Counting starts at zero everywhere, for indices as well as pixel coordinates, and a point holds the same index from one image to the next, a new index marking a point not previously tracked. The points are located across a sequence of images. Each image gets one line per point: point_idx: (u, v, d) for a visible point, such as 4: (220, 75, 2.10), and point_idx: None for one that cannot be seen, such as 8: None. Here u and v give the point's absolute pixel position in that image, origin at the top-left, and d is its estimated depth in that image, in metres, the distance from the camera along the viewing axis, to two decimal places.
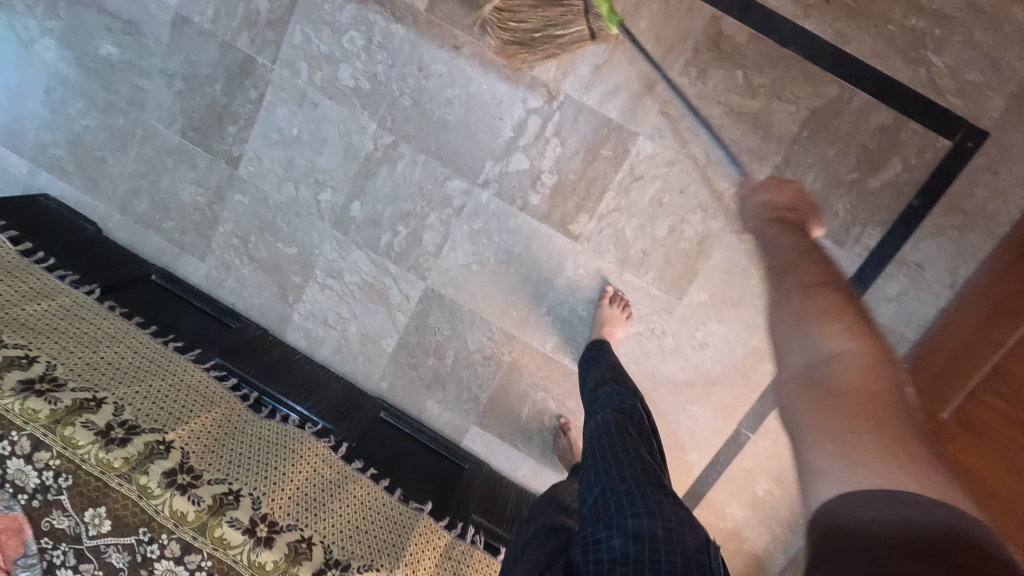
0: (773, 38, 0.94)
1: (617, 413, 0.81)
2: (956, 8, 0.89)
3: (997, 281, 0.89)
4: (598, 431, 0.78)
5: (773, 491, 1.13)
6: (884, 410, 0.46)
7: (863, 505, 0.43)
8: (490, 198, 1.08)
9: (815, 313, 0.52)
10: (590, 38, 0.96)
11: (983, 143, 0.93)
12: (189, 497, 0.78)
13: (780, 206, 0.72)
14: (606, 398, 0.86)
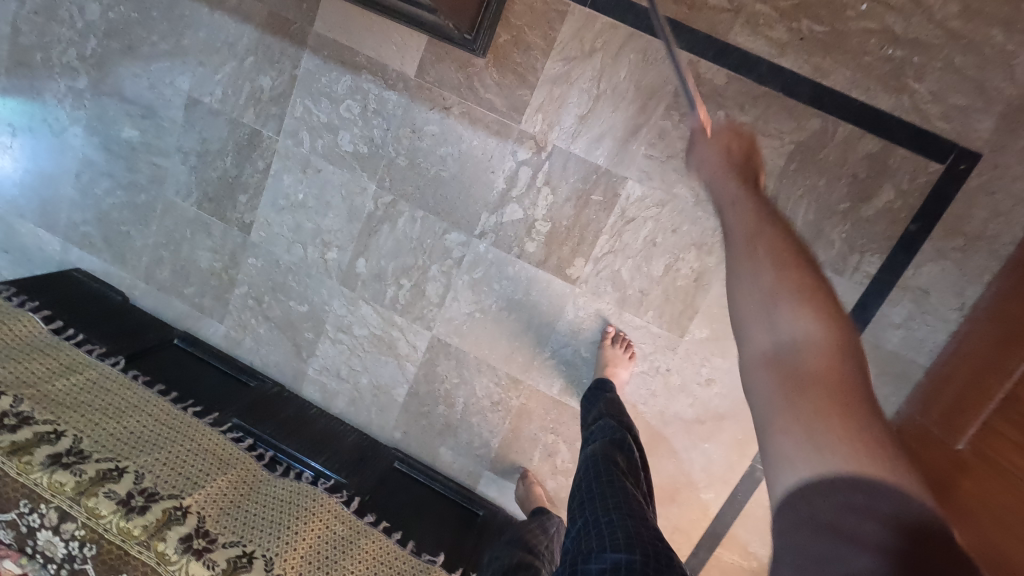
0: (752, 77, 0.95)
1: (606, 446, 0.84)
2: (934, 36, 0.89)
3: (1007, 300, 0.87)
4: (587, 466, 0.81)
5: None
6: (848, 395, 0.46)
7: (830, 484, 0.43)
8: (488, 248, 1.11)
9: (785, 294, 0.51)
10: None
11: (978, 164, 0.91)
12: (205, 561, 0.81)
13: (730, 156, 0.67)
14: (599, 431, 0.89)
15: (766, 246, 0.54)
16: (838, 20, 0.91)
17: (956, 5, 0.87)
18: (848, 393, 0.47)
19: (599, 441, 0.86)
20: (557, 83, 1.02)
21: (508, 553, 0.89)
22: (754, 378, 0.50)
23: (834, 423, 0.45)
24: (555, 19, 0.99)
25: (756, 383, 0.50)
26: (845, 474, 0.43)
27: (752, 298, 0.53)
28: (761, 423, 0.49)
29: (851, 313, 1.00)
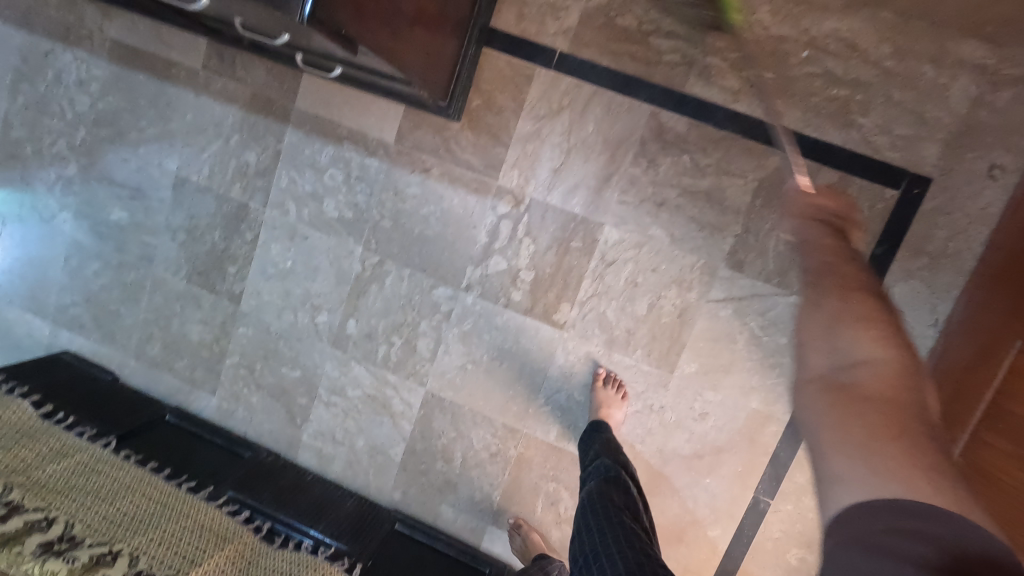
0: (711, 122, 1.02)
1: (600, 484, 0.89)
2: (872, 75, 0.96)
3: (984, 312, 0.90)
4: (586, 505, 0.87)
5: (806, 558, 1.09)
6: (908, 426, 0.43)
7: (885, 521, 0.40)
8: (475, 300, 1.14)
9: (851, 316, 0.46)
10: None
11: (930, 187, 0.97)
12: None
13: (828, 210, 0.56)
14: (595, 469, 0.94)
15: (835, 275, 0.49)
16: (783, 66, 0.98)
17: (888, 47, 0.95)
18: (910, 419, 0.43)
19: (593, 480, 0.92)
20: (529, 140, 1.07)
21: None
22: (810, 400, 0.46)
23: (895, 457, 0.41)
24: (523, 82, 1.06)
25: (809, 404, 0.45)
26: (899, 504, 0.40)
27: (809, 316, 0.48)
28: (813, 444, 0.45)
29: None
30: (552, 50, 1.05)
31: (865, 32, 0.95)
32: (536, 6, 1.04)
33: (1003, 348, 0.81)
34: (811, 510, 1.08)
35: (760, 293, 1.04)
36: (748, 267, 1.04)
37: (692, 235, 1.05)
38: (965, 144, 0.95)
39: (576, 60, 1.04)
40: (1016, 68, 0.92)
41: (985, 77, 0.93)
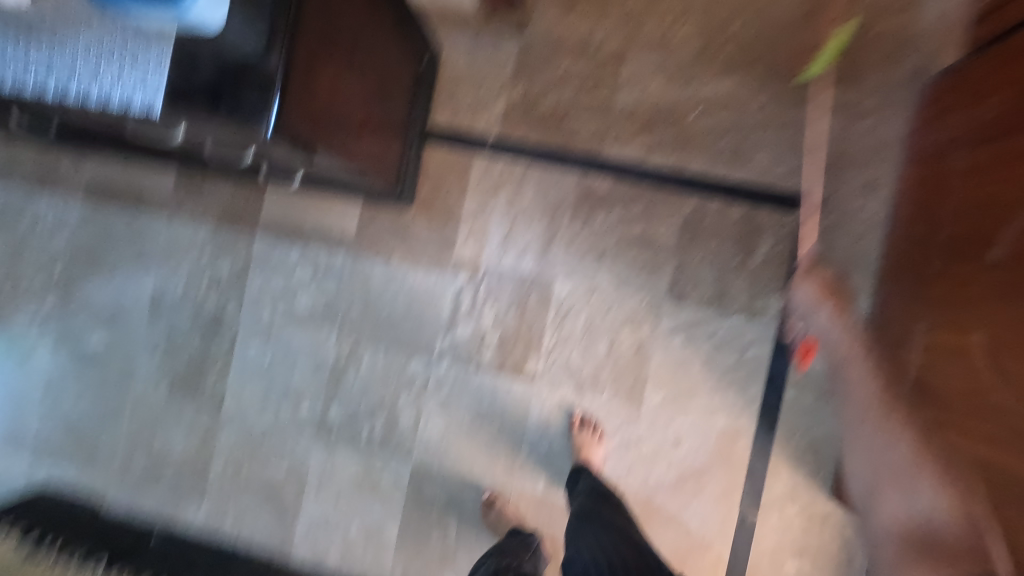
0: (631, 178, 1.17)
1: (591, 498, 1.03)
2: (755, 122, 1.14)
3: (886, 307, 1.05)
4: (579, 514, 1.02)
5: (803, 567, 1.12)
6: None
7: None
8: (449, 366, 1.21)
9: None
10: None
11: (825, 206, 1.13)
12: None
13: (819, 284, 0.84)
14: (585, 483, 1.07)
15: None
16: (681, 124, 1.16)
17: (763, 98, 1.14)
18: None
19: (584, 493, 1.05)
20: (476, 215, 1.20)
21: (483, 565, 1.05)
22: None
23: None
24: (464, 167, 1.20)
25: None
26: None
27: None
28: None
29: (775, 348, 1.13)
30: (485, 137, 1.20)
31: (742, 89, 1.14)
32: (465, 103, 1.21)
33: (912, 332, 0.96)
34: (796, 518, 1.13)
35: (703, 319, 1.15)
36: (688, 297, 1.15)
37: (634, 276, 1.17)
38: (844, 167, 1.12)
39: (507, 142, 1.20)
40: (868, 102, 1.11)
41: (845, 112, 1.12)
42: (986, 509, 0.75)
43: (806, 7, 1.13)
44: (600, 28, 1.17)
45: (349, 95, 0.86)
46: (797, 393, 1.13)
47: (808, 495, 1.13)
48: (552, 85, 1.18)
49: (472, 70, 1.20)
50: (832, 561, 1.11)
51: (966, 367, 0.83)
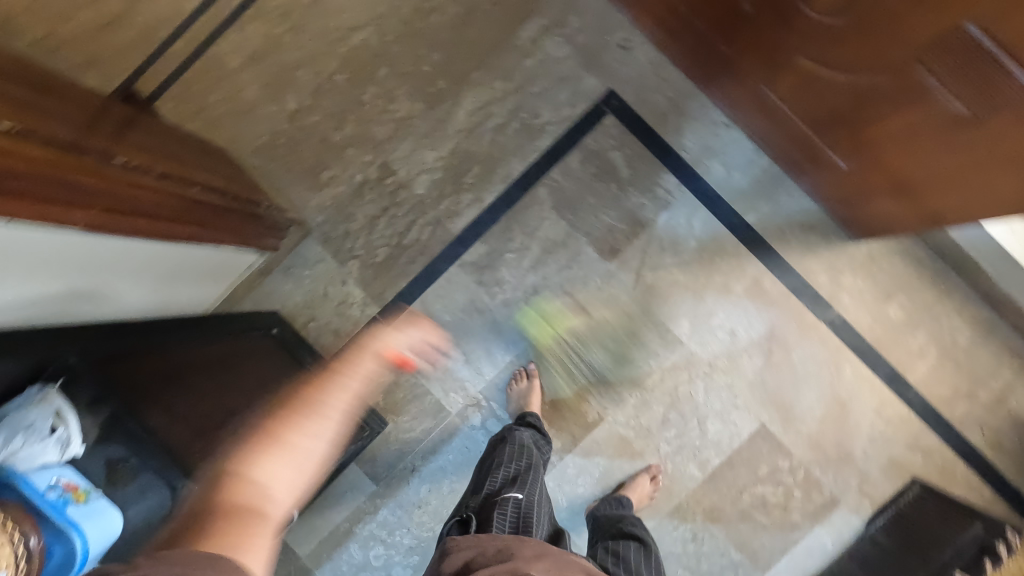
0: (489, 226, 1.19)
1: (492, 507, 0.84)
2: (514, 101, 1.19)
3: (730, 101, 1.10)
4: (477, 510, 0.86)
5: (903, 303, 1.14)
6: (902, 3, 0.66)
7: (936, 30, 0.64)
8: (580, 480, 1.18)
9: None
10: (187, 187, 0.84)
11: (619, 90, 1.18)
12: None
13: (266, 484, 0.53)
14: (527, 484, 0.89)
15: None
16: (475, 156, 1.19)
17: (499, 81, 1.19)
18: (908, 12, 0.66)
19: (510, 509, 0.83)
20: (432, 370, 1.19)
21: (476, 483, 0.95)
22: None
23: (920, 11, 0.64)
24: None
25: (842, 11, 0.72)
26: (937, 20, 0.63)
27: None
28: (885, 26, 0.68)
29: (707, 204, 1.17)
30: (373, 319, 1.20)
31: (481, 94, 1.19)
32: (332, 315, 1.20)
33: (763, 96, 1.01)
34: (858, 281, 1.15)
35: (644, 244, 1.17)
36: (619, 245, 1.17)
37: (572, 276, 1.18)
38: (597, 55, 1.18)
39: (389, 304, 1.20)
40: (559, 5, 1.18)
41: (555, 26, 1.18)
42: (942, 156, 0.79)
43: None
44: (353, 167, 1.21)
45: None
46: (754, 211, 1.16)
47: (846, 259, 1.15)
48: (370, 235, 1.20)
49: (310, 292, 1.20)
50: (913, 276, 1.14)
51: (818, 87, 0.88)
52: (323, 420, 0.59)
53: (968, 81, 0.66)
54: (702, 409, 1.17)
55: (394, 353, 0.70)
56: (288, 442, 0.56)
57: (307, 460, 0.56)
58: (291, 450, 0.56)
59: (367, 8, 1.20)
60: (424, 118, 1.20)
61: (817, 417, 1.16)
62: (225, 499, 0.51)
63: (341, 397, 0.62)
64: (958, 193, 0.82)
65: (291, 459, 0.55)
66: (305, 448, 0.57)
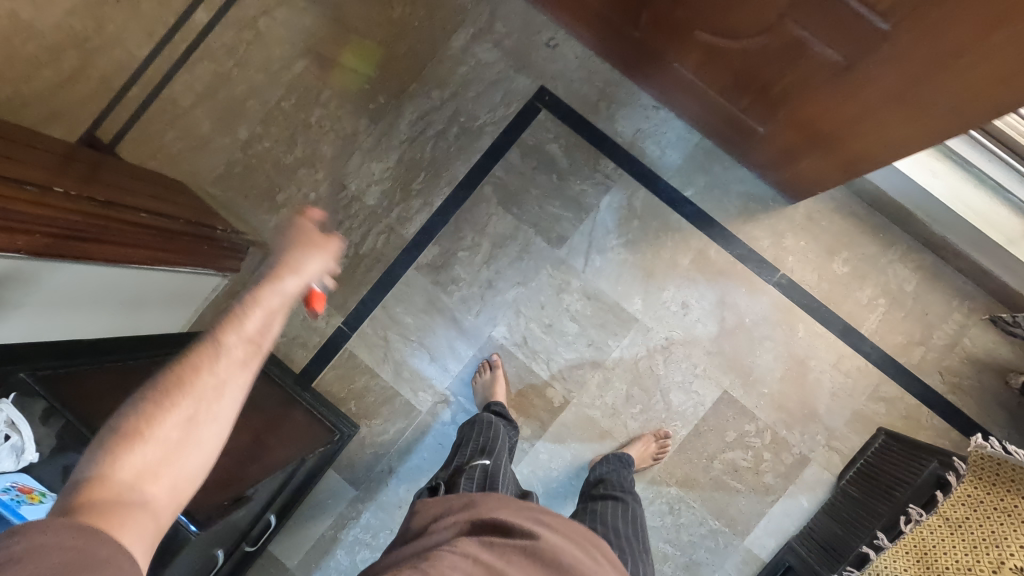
0: (440, 228, 1.24)
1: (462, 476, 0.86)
2: (451, 107, 1.25)
3: (654, 84, 1.15)
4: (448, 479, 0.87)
5: (848, 257, 1.17)
6: None
7: None
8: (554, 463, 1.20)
9: None
10: (149, 213, 0.91)
11: (549, 86, 1.23)
12: None
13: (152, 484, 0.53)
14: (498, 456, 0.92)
15: None
16: (420, 163, 1.25)
17: (435, 90, 1.25)
18: None
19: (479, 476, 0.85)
20: (400, 371, 1.23)
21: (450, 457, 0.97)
22: None
23: None
24: (354, 360, 1.24)
25: None
26: None
27: None
28: None
29: (646, 183, 1.21)
30: (339, 328, 1.24)
31: (420, 105, 1.25)
32: (300, 329, 1.25)
33: (679, 76, 1.06)
34: (800, 241, 1.18)
35: (590, 228, 1.21)
36: (566, 231, 1.21)
37: (524, 266, 1.22)
38: (526, 55, 1.24)
39: (353, 313, 1.24)
40: (485, 13, 1.25)
41: (483, 33, 1.25)
42: (839, 107, 0.83)
43: (383, 21, 1.26)
44: (306, 187, 1.26)
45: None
46: (691, 184, 1.20)
47: (786, 221, 1.18)
48: None
49: None
50: (853, 230, 1.17)
51: (720, 58, 0.92)
52: (201, 411, 0.58)
53: (835, 28, 0.70)
54: (664, 382, 1.19)
55: (284, 297, 0.68)
56: (156, 424, 0.55)
57: (178, 441, 0.56)
58: (159, 439, 0.55)
59: (306, 37, 1.27)
60: (375, 134, 1.26)
61: (778, 377, 1.17)
62: (98, 492, 0.51)
63: (225, 389, 0.60)
64: (864, 141, 0.85)
65: (155, 448, 0.55)
66: (183, 437, 0.56)
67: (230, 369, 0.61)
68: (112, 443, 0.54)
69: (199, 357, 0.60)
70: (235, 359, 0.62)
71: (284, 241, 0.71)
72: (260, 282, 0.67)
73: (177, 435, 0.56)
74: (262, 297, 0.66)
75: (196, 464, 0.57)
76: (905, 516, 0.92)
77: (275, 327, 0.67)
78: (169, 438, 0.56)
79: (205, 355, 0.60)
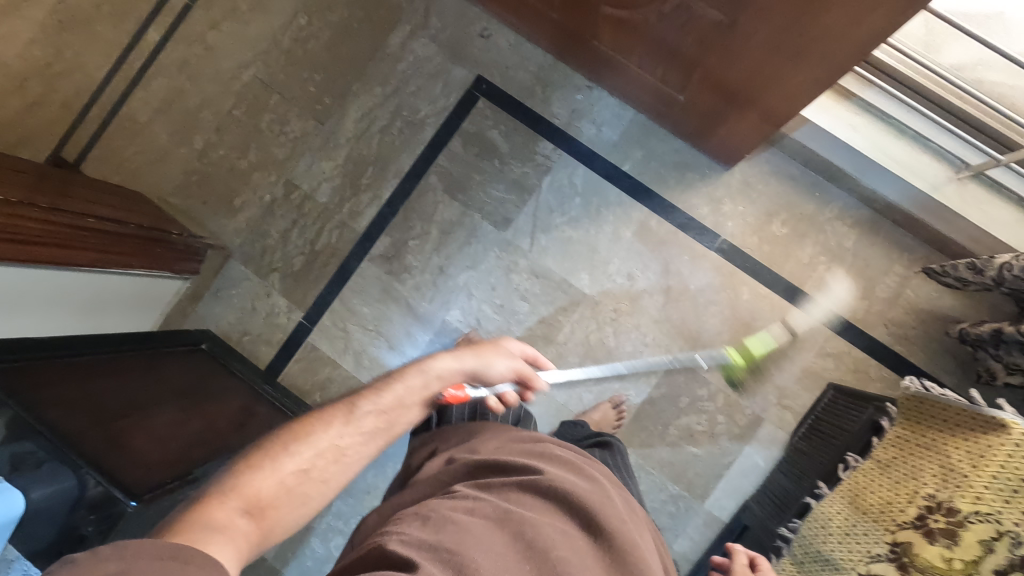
0: (390, 220, 1.28)
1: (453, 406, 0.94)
2: (393, 103, 1.29)
3: (583, 65, 1.19)
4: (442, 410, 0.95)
5: (787, 218, 1.19)
6: None
7: None
8: None
9: None
10: (99, 219, 0.96)
11: (486, 75, 1.27)
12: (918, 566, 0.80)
13: (255, 513, 0.58)
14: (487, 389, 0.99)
15: None
16: (367, 158, 1.29)
17: (377, 87, 1.30)
18: None
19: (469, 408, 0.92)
20: (360, 361, 1.27)
21: None
22: None
23: None
24: (315, 353, 1.28)
25: None
26: None
27: None
28: None
29: (585, 161, 1.24)
30: (300, 323, 1.29)
31: (363, 103, 1.30)
32: (262, 326, 1.29)
33: (601, 59, 1.11)
34: (739, 206, 1.20)
35: (534, 209, 1.25)
36: (511, 214, 1.25)
37: (473, 250, 1.26)
38: (461, 47, 1.28)
39: (312, 307, 1.29)
40: (420, 10, 1.29)
41: (419, 29, 1.29)
42: (737, 68, 0.88)
43: (324, 25, 1.31)
44: (261, 189, 1.32)
45: (155, 433, 0.88)
46: (629, 159, 1.23)
47: (724, 188, 1.21)
48: (285, 247, 1.30)
49: (239, 308, 1.30)
50: (789, 191, 1.19)
51: (628, 35, 0.98)
52: (319, 466, 0.64)
53: None
54: (615, 352, 1.22)
55: (438, 385, 0.76)
56: (279, 464, 0.62)
57: (290, 485, 0.62)
58: (272, 478, 0.61)
59: (252, 47, 1.33)
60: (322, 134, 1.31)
61: (726, 341, 1.20)
62: (215, 514, 0.55)
63: (343, 451, 0.67)
64: (770, 97, 0.90)
65: (268, 489, 0.60)
66: (295, 486, 0.62)
67: (359, 439, 0.68)
68: (237, 468, 0.61)
69: (325, 415, 0.68)
70: (365, 430, 0.69)
71: (473, 352, 0.82)
72: (412, 362, 0.77)
73: (289, 484, 0.62)
74: (407, 373, 0.75)
75: (298, 509, 0.62)
76: (843, 463, 0.93)
77: (412, 415, 0.73)
78: (281, 483, 0.62)
79: (333, 415, 0.68)
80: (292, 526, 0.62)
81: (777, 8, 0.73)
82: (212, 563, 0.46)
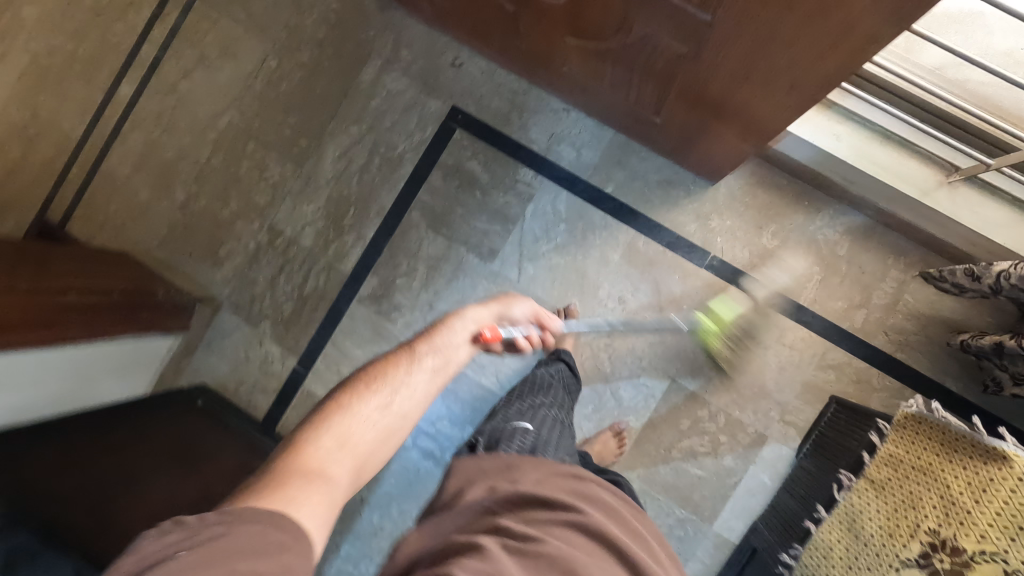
0: (375, 260, 1.27)
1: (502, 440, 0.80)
2: (370, 140, 1.28)
3: (558, 90, 1.17)
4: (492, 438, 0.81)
5: (777, 229, 1.16)
6: None
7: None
8: None
9: None
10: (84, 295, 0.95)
11: (460, 105, 1.25)
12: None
13: (334, 458, 0.65)
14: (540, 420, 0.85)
15: None
16: (348, 199, 1.28)
17: (352, 125, 1.28)
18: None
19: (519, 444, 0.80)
20: None
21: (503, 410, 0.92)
22: None
23: None
24: (311, 398, 1.28)
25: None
26: None
27: None
28: None
29: (567, 186, 1.22)
30: (294, 369, 1.28)
31: (340, 143, 1.28)
32: (257, 375, 1.29)
33: (576, 84, 1.09)
34: (727, 221, 1.18)
35: (519, 238, 1.23)
36: (496, 244, 1.23)
37: (460, 284, 1.24)
38: (433, 78, 1.26)
39: (304, 353, 1.28)
40: (389, 43, 1.27)
41: (390, 63, 1.27)
42: (709, 98, 0.86)
43: (294, 67, 1.30)
44: (245, 237, 1.31)
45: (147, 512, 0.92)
46: (611, 180, 1.21)
47: (710, 203, 1.18)
48: (273, 294, 1.29)
49: (232, 358, 1.30)
50: (778, 202, 1.16)
51: (599, 65, 0.96)
52: (391, 400, 0.71)
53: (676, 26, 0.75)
54: (611, 378, 1.20)
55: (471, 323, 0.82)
56: (353, 402, 0.69)
57: (366, 429, 0.68)
58: (346, 422, 0.68)
59: (225, 94, 1.32)
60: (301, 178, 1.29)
61: None
62: (299, 461, 0.63)
63: (411, 382, 0.73)
64: (744, 124, 0.88)
65: (342, 438, 0.67)
66: (367, 424, 0.69)
67: (423, 374, 0.75)
68: (319, 415, 0.69)
69: (392, 356, 0.76)
70: (433, 364, 0.76)
71: (499, 304, 0.88)
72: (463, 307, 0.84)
73: (362, 428, 0.68)
74: (451, 322, 0.81)
75: (372, 455, 0.69)
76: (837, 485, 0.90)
77: (462, 353, 0.80)
78: (352, 430, 0.68)
79: (396, 360, 0.75)
80: (370, 467, 0.69)
81: (745, 45, 0.71)
82: (288, 536, 0.54)
